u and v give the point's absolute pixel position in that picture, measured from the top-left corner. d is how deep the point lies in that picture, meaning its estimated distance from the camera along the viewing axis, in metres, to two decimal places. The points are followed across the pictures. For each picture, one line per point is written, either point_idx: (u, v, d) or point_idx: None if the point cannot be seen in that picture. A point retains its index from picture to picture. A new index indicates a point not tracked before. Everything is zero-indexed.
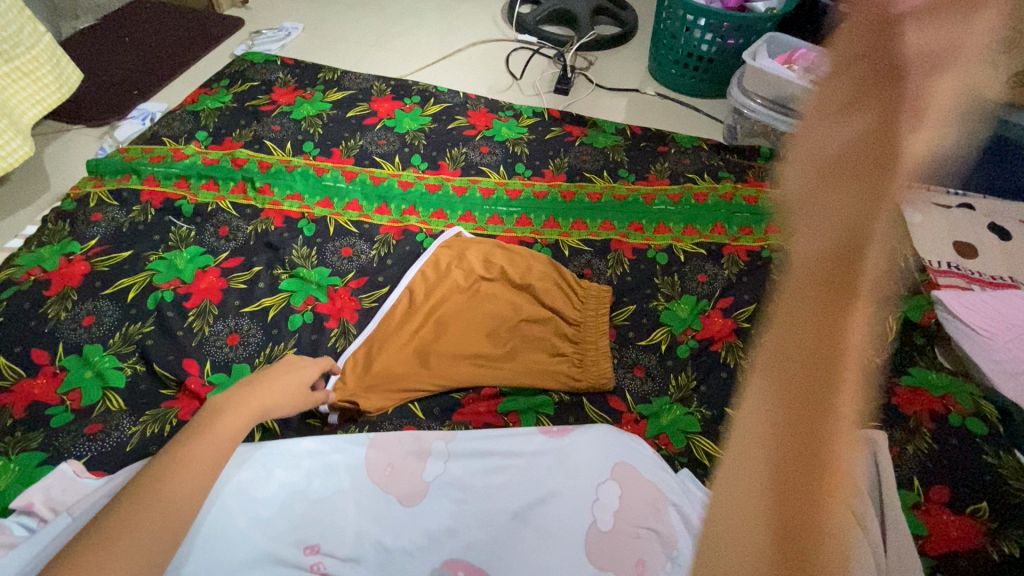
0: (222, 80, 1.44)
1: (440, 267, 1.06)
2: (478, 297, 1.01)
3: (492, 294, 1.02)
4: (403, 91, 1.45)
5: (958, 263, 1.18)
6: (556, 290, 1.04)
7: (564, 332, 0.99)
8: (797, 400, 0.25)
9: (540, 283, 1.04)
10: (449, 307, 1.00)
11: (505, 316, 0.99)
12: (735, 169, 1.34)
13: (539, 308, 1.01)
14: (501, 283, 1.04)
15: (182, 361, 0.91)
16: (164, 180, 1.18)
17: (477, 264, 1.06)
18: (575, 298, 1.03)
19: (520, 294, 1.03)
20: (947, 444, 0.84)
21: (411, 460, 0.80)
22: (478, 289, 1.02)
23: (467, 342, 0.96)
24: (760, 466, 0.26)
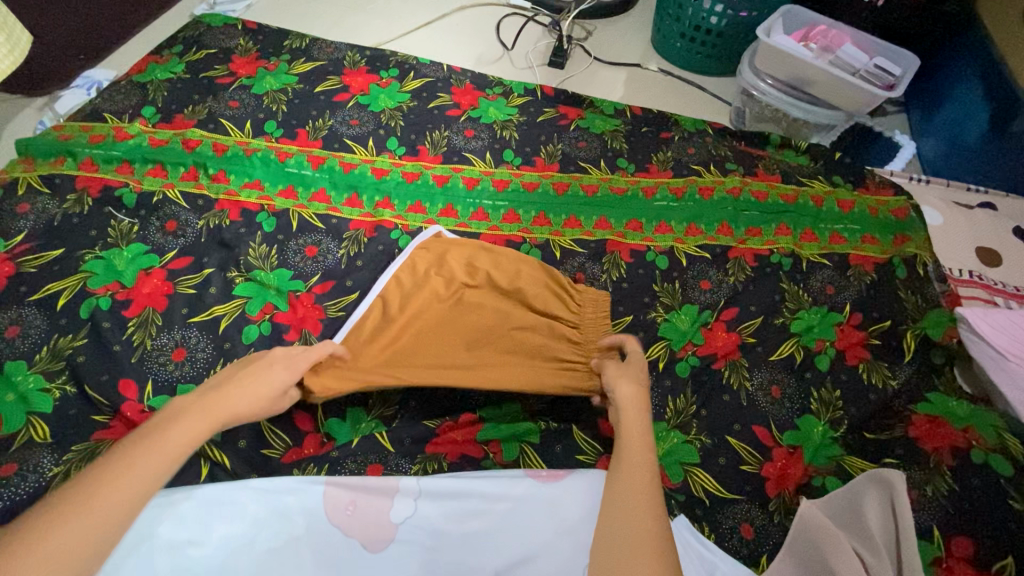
0: (174, 46, 1.28)
1: (417, 273, 0.93)
2: (462, 307, 0.89)
3: (477, 303, 0.89)
4: (380, 63, 1.30)
5: (980, 271, 1.06)
6: (548, 295, 0.92)
7: (563, 336, 0.87)
8: (630, 490, 0.62)
9: (529, 286, 0.91)
10: (428, 320, 0.87)
11: (493, 326, 0.87)
12: (744, 160, 1.22)
13: (530, 314, 0.89)
14: (487, 290, 0.92)
15: (119, 383, 0.80)
16: (104, 164, 1.04)
17: (458, 270, 0.93)
18: (569, 299, 0.91)
19: (506, 300, 0.91)
20: (968, 486, 0.78)
21: (376, 497, 0.70)
22: (462, 297, 0.90)
23: (449, 358, 0.84)
24: (634, 552, 0.56)
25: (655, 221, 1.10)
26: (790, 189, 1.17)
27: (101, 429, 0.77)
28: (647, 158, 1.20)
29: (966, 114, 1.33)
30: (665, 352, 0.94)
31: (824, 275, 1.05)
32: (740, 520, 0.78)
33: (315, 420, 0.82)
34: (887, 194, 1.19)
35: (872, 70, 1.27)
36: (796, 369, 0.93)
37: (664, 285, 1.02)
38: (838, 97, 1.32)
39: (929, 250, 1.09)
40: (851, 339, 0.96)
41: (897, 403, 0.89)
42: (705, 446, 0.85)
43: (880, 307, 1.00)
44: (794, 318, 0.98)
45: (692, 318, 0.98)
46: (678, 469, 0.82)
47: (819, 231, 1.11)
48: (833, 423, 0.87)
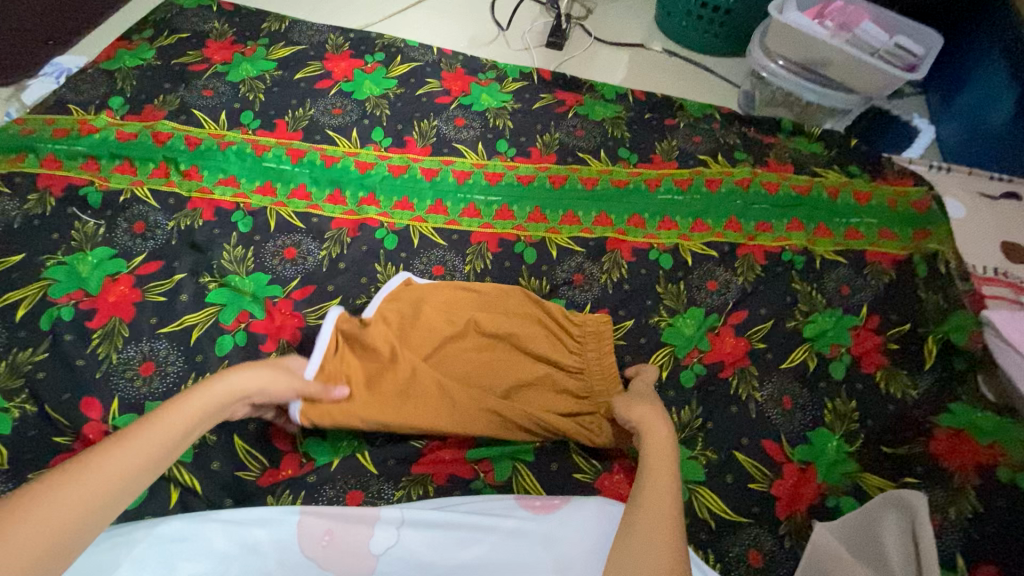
0: (145, 31, 1.20)
1: (392, 328, 0.82)
2: (451, 366, 0.80)
3: (466, 357, 0.81)
4: (365, 46, 1.21)
5: (1007, 268, 0.99)
6: (542, 332, 0.85)
7: (567, 385, 0.80)
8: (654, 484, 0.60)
9: (521, 329, 0.83)
10: (412, 389, 0.76)
11: (483, 382, 0.79)
12: (754, 148, 1.14)
13: (528, 360, 0.82)
14: (478, 342, 0.82)
15: (82, 401, 0.75)
16: (68, 160, 0.98)
17: (439, 321, 0.82)
18: (570, 340, 0.84)
19: (499, 350, 0.82)
20: (995, 508, 0.73)
21: (353, 525, 0.64)
22: (450, 355, 0.81)
23: (433, 418, 0.75)
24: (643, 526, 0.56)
25: (658, 217, 1.03)
26: (804, 180, 1.09)
27: (62, 452, 0.72)
28: (650, 148, 1.13)
29: (990, 97, 1.24)
30: (668, 359, 0.88)
31: (839, 274, 0.98)
32: (748, 547, 0.73)
33: (293, 438, 0.77)
34: (907, 183, 1.10)
35: (892, 50, 1.18)
36: (809, 378, 0.86)
37: (668, 286, 0.95)
38: (855, 79, 1.23)
39: (952, 245, 1.01)
40: (868, 344, 0.90)
41: (917, 414, 0.83)
42: (711, 463, 0.79)
43: (899, 309, 0.94)
44: (807, 321, 0.92)
45: (697, 322, 0.91)
46: (682, 488, 0.77)
47: (834, 226, 1.04)
48: (848, 437, 0.81)
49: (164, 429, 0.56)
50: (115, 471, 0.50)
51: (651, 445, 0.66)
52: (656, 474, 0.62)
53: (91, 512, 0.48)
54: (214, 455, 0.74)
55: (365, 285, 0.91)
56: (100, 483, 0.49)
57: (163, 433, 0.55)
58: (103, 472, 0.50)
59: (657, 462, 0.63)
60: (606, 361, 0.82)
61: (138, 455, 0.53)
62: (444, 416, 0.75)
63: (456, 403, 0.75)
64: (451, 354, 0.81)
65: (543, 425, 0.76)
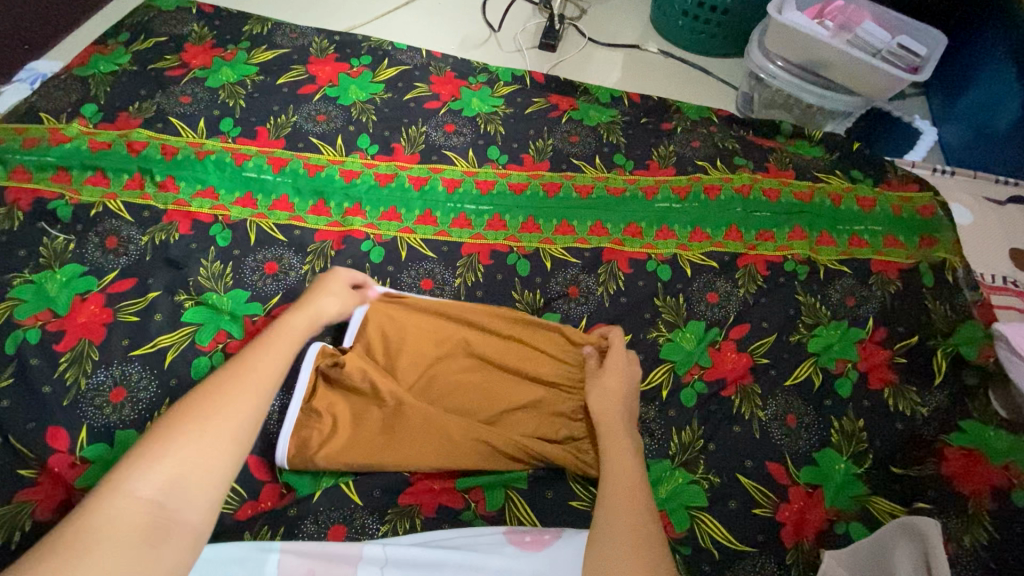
0: (120, 34, 1.15)
1: (374, 353, 0.78)
2: (439, 393, 0.76)
3: (454, 382, 0.77)
4: (350, 49, 1.17)
5: (1016, 277, 0.96)
6: (538, 349, 0.80)
7: (560, 407, 0.76)
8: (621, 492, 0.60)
9: (515, 350, 0.79)
10: (399, 420, 0.72)
11: (472, 409, 0.75)
12: (754, 153, 1.11)
13: (521, 381, 0.78)
14: (468, 365, 0.78)
15: (47, 431, 0.71)
16: (37, 172, 0.93)
17: (426, 345, 0.79)
18: (566, 356, 0.80)
19: (491, 371, 0.78)
20: (1011, 533, 0.70)
21: (336, 566, 0.61)
22: (438, 380, 0.77)
23: (420, 447, 0.71)
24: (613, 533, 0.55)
25: (655, 226, 0.99)
26: (806, 186, 1.06)
27: (24, 486, 0.68)
28: (646, 154, 1.09)
29: (994, 98, 1.20)
30: (668, 377, 0.84)
31: (844, 284, 0.94)
32: None
33: (273, 468, 0.73)
34: (912, 188, 1.07)
35: (895, 50, 1.14)
36: (814, 395, 0.83)
37: (667, 299, 0.91)
38: (857, 81, 1.20)
39: (959, 253, 0.98)
40: (875, 359, 0.86)
41: (927, 433, 0.80)
42: (713, 487, 0.75)
43: (906, 322, 0.90)
44: (811, 335, 0.88)
45: (698, 337, 0.88)
46: (683, 515, 0.73)
47: (838, 234, 1.00)
48: (856, 458, 0.78)
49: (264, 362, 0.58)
50: (239, 392, 0.53)
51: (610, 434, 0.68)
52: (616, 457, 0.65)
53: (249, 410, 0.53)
54: None
55: None
56: (250, 386, 0.54)
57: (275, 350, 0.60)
58: (246, 381, 0.54)
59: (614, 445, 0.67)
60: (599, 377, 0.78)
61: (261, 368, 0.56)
62: (432, 445, 0.71)
63: (445, 432, 0.72)
64: (438, 379, 0.77)
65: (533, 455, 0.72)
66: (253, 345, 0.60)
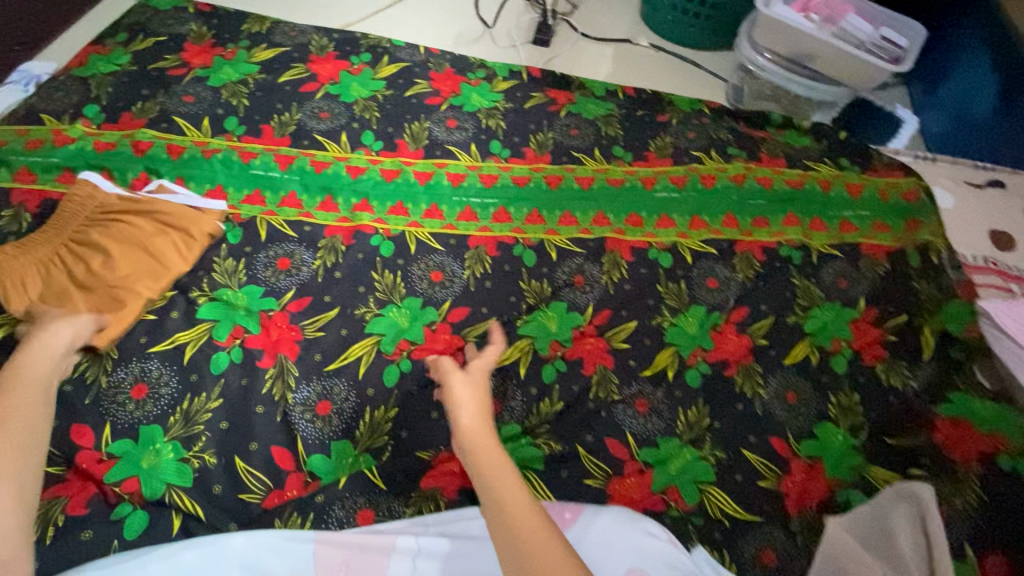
0: (118, 35, 1.14)
1: (129, 204, 0.87)
2: (87, 231, 0.83)
3: (102, 247, 0.82)
4: (350, 46, 1.18)
5: (995, 257, 1.02)
6: (145, 267, 0.83)
7: (102, 299, 0.79)
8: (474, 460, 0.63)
9: (131, 258, 0.82)
10: (88, 230, 0.84)
11: (106, 280, 0.80)
12: (746, 144, 1.15)
13: (127, 279, 0.81)
14: (127, 230, 0.84)
15: (73, 429, 0.72)
16: (43, 173, 0.94)
17: (121, 206, 0.86)
18: (155, 274, 0.83)
19: (124, 253, 0.82)
20: (997, 494, 0.74)
21: (369, 555, 0.62)
22: (109, 259, 0.81)
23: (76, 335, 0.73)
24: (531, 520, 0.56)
25: (655, 215, 1.03)
26: (796, 175, 1.10)
27: (53, 482, 0.69)
28: (644, 146, 1.12)
29: (974, 88, 1.26)
30: (673, 360, 0.87)
31: (836, 268, 0.99)
32: (762, 545, 0.72)
33: (296, 457, 0.74)
34: (895, 175, 1.12)
35: (879, 42, 1.21)
36: (811, 372, 0.87)
37: (670, 286, 0.95)
38: (841, 72, 1.26)
39: (942, 236, 1.03)
40: (868, 337, 0.91)
41: (919, 404, 0.84)
42: (720, 462, 0.79)
43: (895, 301, 0.95)
44: (806, 316, 0.92)
45: (700, 321, 0.91)
46: (694, 489, 0.77)
47: (828, 219, 1.05)
48: (853, 430, 0.82)
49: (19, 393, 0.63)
50: None
51: (494, 465, 0.63)
52: (497, 482, 0.60)
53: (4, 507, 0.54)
54: (215, 478, 0.72)
55: (363, 294, 0.89)
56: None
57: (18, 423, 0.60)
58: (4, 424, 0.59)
59: (511, 496, 0.59)
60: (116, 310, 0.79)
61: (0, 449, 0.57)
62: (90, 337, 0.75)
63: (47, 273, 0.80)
64: (107, 266, 0.81)
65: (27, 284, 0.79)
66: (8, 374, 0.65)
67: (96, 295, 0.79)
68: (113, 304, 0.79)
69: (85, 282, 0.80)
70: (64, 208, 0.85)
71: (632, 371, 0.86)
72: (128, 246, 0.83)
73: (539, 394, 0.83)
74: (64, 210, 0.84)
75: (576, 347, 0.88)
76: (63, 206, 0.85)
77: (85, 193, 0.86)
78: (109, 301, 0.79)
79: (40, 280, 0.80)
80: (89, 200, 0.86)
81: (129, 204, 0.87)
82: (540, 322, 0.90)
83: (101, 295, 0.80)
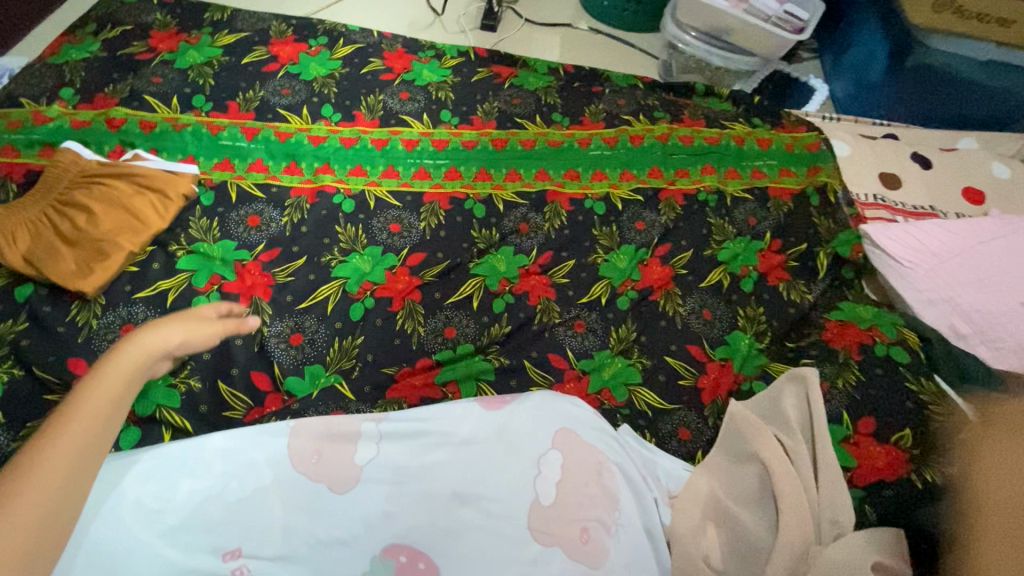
0: (86, 25, 1.22)
1: (108, 168, 0.96)
2: (70, 193, 0.92)
3: (86, 207, 0.91)
4: (308, 31, 1.28)
5: (883, 194, 1.17)
6: (124, 223, 0.91)
7: (86, 250, 0.88)
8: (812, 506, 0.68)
9: (111, 215, 0.91)
10: (72, 191, 0.93)
11: (89, 234, 0.89)
12: (671, 108, 1.29)
13: (108, 232, 0.90)
14: (106, 191, 0.93)
15: (68, 362, 0.81)
16: (25, 149, 1.02)
17: (100, 170, 0.96)
18: (133, 228, 0.92)
19: (104, 210, 0.91)
20: (874, 374, 0.87)
21: (339, 443, 0.70)
22: (91, 215, 0.90)
23: (154, 348, 0.63)
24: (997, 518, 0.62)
25: (590, 170, 1.16)
26: (714, 132, 1.24)
27: (52, 407, 0.78)
28: (580, 112, 1.25)
29: (867, 56, 1.41)
30: (606, 289, 1.00)
31: (747, 208, 1.13)
32: (679, 425, 0.86)
33: (274, 379, 0.84)
34: (801, 130, 1.27)
35: (783, 16, 1.35)
36: (724, 293, 1.01)
37: (603, 229, 1.08)
38: (753, 43, 1.40)
39: (838, 178, 1.18)
40: (773, 262, 1.05)
41: (813, 315, 0.98)
42: (646, 367, 0.92)
43: (798, 233, 1.10)
44: (720, 248, 1.06)
45: (629, 256, 1.04)
46: (624, 389, 0.89)
47: (741, 169, 1.19)
48: (758, 335, 0.96)
49: (101, 397, 0.57)
50: (38, 475, 0.50)
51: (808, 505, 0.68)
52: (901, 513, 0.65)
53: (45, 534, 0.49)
54: (201, 399, 0.81)
55: (328, 244, 0.99)
56: (44, 475, 0.51)
57: (82, 439, 0.54)
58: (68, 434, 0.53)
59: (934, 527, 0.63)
60: (99, 259, 0.88)
61: (55, 464, 0.52)
62: (168, 347, 0.65)
63: (38, 229, 0.89)
64: (90, 222, 0.90)
65: (21, 239, 0.88)
66: (95, 371, 0.59)
67: (81, 247, 0.89)
68: (96, 254, 0.88)
69: (71, 236, 0.89)
70: (50, 173, 0.94)
71: (570, 299, 0.99)
72: (108, 204, 0.92)
73: (489, 321, 0.95)
74: (51, 175, 0.94)
75: (522, 282, 1.00)
76: (50, 172, 0.94)
77: (68, 160, 0.95)
78: (92, 252, 0.88)
79: (30, 236, 0.89)
80: (72, 166, 0.95)
81: (108, 168, 0.96)
82: (490, 263, 1.01)
83: (85, 246, 0.89)
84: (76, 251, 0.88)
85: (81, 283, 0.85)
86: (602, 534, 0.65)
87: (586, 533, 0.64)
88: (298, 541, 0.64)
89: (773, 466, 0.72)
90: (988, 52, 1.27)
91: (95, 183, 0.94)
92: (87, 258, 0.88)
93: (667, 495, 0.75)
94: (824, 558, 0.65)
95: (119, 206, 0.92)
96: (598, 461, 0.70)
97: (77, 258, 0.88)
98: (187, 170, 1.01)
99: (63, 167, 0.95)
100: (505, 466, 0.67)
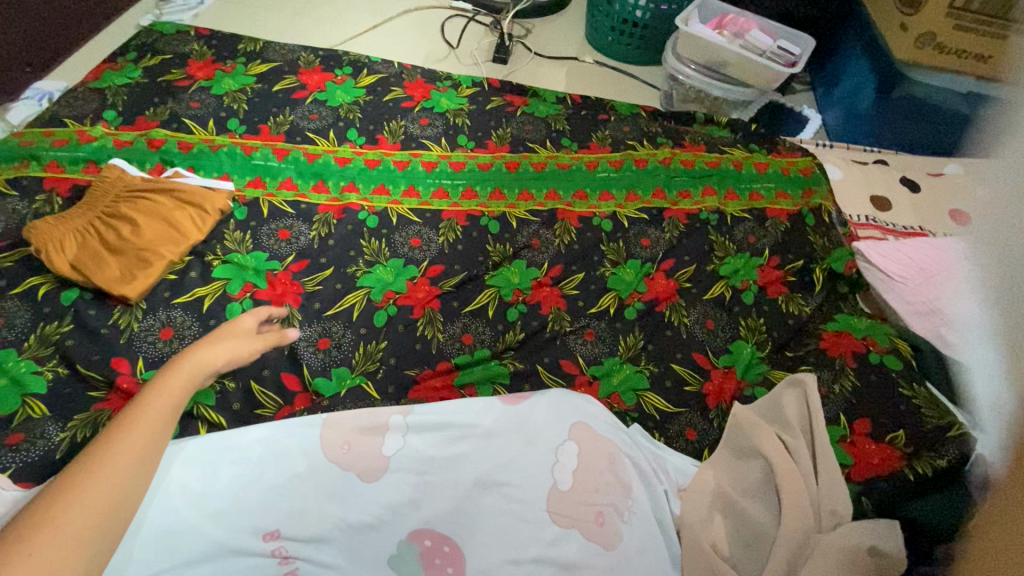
0: (128, 54, 1.32)
1: (152, 183, 1.04)
2: (116, 205, 1.00)
3: (131, 219, 0.98)
4: (334, 61, 1.37)
5: (875, 216, 1.25)
6: (166, 234, 0.98)
7: (130, 258, 0.95)
8: None
9: (154, 226, 0.98)
10: (117, 203, 1.00)
11: (133, 243, 0.96)
12: (673, 134, 1.37)
13: (151, 242, 0.96)
14: (151, 205, 1.00)
15: (111, 361, 0.86)
16: (70, 165, 1.09)
17: (144, 185, 1.03)
18: (174, 239, 0.98)
19: (148, 222, 0.98)
20: (868, 381, 0.93)
21: (368, 435, 0.75)
22: (136, 226, 0.97)
23: (208, 362, 0.76)
24: None
25: (598, 191, 1.23)
26: (714, 157, 1.32)
27: (95, 402, 0.83)
28: (587, 138, 1.33)
29: (856, 88, 1.51)
30: (614, 301, 1.06)
31: (747, 227, 1.19)
32: (685, 427, 0.91)
33: (303, 380, 0.90)
34: (796, 155, 1.35)
35: (776, 51, 1.44)
36: (726, 305, 1.06)
37: (610, 244, 1.14)
38: (748, 75, 1.50)
39: (832, 200, 1.26)
40: (772, 277, 1.11)
41: (811, 326, 1.04)
42: (653, 373, 0.97)
43: (795, 249, 1.16)
44: (722, 263, 1.12)
45: (636, 270, 1.10)
46: (632, 394, 0.94)
47: (740, 190, 1.27)
48: (759, 345, 1.01)
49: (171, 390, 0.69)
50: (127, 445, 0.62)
51: None
52: None
53: (123, 507, 0.59)
54: (234, 397, 0.86)
55: (353, 256, 1.05)
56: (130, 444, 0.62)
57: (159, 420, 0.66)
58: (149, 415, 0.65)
59: None
60: (142, 267, 0.94)
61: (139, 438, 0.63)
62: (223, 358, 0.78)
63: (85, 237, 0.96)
64: (135, 233, 0.97)
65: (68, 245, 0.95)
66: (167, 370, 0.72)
67: (125, 256, 0.95)
68: (139, 262, 0.94)
69: (116, 245, 0.96)
70: (97, 186, 1.01)
71: (581, 309, 1.04)
72: (151, 216, 0.99)
73: (504, 329, 1.00)
74: (98, 187, 1.01)
75: (535, 293, 1.06)
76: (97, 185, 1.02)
77: (114, 175, 1.03)
78: (136, 260, 0.95)
79: (76, 243, 0.95)
80: (117, 181, 1.03)
81: (151, 184, 1.04)
82: (505, 276, 1.07)
83: (129, 255, 0.95)
84: (120, 258, 0.95)
85: (126, 289, 0.91)
86: (614, 517, 0.70)
87: (600, 516, 0.69)
88: (330, 526, 0.68)
89: (775, 459, 0.77)
90: (968, 85, 1.36)
91: (140, 197, 1.01)
92: (131, 265, 0.94)
93: (675, 486, 0.80)
94: (823, 543, 0.71)
95: (162, 219, 1.00)
96: (610, 451, 0.75)
97: (122, 266, 0.94)
98: (223, 187, 1.09)
99: (110, 182, 1.02)
100: (524, 455, 0.73)
